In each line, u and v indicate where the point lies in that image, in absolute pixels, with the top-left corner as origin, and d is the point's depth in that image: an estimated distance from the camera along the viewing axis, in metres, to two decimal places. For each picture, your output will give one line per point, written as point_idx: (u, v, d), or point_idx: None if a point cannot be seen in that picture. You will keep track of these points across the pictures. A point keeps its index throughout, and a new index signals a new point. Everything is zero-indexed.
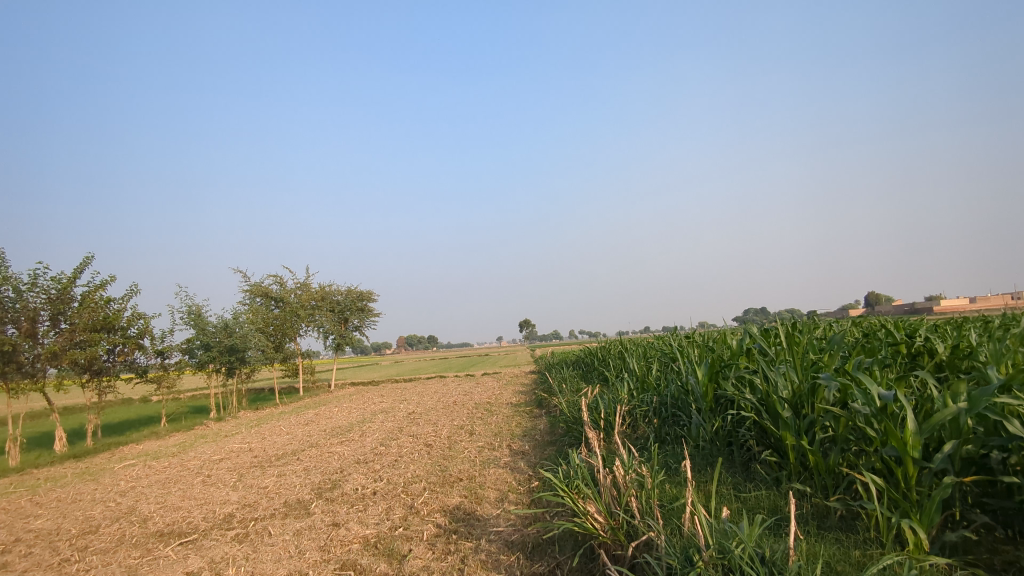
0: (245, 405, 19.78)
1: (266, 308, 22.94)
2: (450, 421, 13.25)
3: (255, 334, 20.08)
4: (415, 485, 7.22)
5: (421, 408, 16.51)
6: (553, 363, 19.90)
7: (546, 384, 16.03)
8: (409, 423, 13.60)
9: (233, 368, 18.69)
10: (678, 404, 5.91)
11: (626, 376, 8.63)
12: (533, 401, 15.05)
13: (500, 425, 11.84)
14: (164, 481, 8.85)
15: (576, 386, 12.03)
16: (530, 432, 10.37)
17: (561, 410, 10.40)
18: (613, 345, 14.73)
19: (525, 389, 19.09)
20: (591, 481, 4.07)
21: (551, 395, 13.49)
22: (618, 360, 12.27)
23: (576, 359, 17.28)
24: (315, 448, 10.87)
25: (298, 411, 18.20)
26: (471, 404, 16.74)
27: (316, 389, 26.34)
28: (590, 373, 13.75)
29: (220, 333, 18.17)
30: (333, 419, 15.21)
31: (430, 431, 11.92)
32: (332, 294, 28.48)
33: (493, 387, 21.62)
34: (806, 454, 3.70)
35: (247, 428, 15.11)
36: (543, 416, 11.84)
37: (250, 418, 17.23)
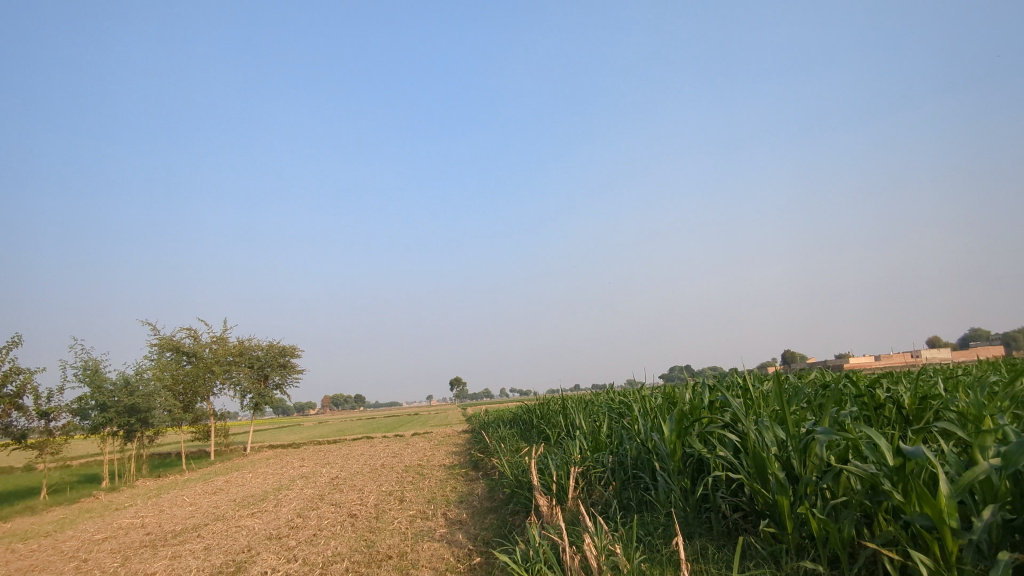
0: (145, 472, 17.77)
1: (176, 364, 21.10)
2: (378, 487, 12.11)
3: (161, 393, 18.27)
4: (336, 566, 6.20)
5: (345, 472, 15.19)
6: (488, 422, 18.99)
7: (482, 444, 15.08)
8: (332, 489, 12.35)
9: (133, 432, 16.81)
10: (639, 464, 5.30)
11: (574, 434, 7.96)
12: (468, 462, 14.08)
13: (433, 491, 10.83)
14: (27, 569, 7.39)
15: (516, 445, 11.22)
16: (467, 498, 9.45)
17: (500, 473, 9.57)
18: (553, 401, 14.05)
19: (459, 450, 18.04)
20: (555, 565, 3.36)
21: (489, 456, 12.58)
22: (561, 417, 11.59)
23: (513, 417, 16.46)
24: (221, 521, 9.54)
25: (205, 478, 16.43)
26: (400, 467, 15.54)
27: (230, 453, 24.25)
28: (530, 432, 12.98)
29: (119, 392, 16.39)
30: (245, 487, 13.70)
31: (355, 498, 10.78)
32: (252, 350, 26.71)
33: (425, 448, 20.38)
34: (810, 524, 3.17)
35: (143, 499, 13.38)
36: (480, 479, 10.92)
37: (149, 488, 15.37)
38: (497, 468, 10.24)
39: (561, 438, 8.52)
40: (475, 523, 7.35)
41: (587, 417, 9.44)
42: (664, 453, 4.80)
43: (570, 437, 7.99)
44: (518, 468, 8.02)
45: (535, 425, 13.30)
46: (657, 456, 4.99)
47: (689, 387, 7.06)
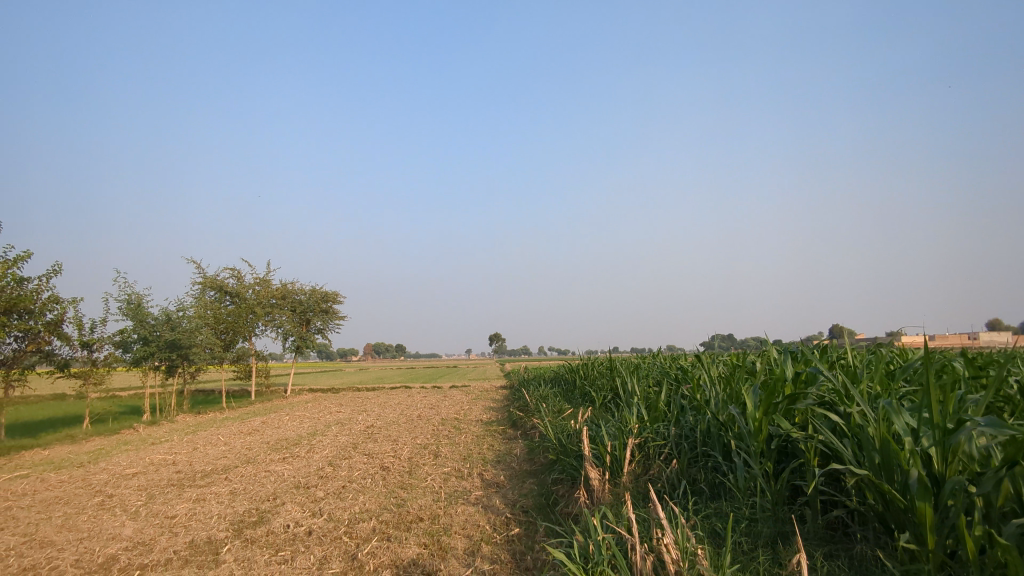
0: (186, 407, 17.94)
1: (219, 303, 21.17)
2: (412, 439, 11.72)
3: (203, 331, 18.31)
4: (363, 525, 5.69)
5: (381, 422, 14.93)
6: (528, 379, 18.46)
7: (521, 402, 14.52)
8: (366, 438, 12.03)
9: (174, 367, 16.89)
10: (708, 440, 4.54)
11: (627, 400, 7.20)
12: (506, 420, 13.57)
13: (469, 447, 10.32)
14: (51, 501, 7.15)
15: (559, 406, 10.56)
16: (506, 459, 8.87)
17: (541, 435, 8.96)
18: (599, 362, 13.30)
19: (497, 406, 17.61)
20: (622, 567, 2.68)
21: (529, 415, 11.98)
22: (610, 378, 10.83)
23: (555, 376, 15.82)
24: (250, 465, 9.25)
25: (243, 418, 16.44)
26: (437, 420, 15.17)
27: (270, 394, 24.49)
28: (574, 393, 12.31)
29: (161, 327, 16.41)
30: (279, 430, 13.51)
31: (388, 450, 10.38)
32: (295, 293, 26.72)
33: (462, 402, 20.04)
34: (966, 544, 2.38)
35: (180, 435, 13.37)
36: (520, 439, 10.35)
37: (187, 424, 15.44)
38: (538, 430, 9.61)
39: (612, 403, 7.77)
40: (514, 489, 6.75)
41: (640, 381, 8.65)
42: (744, 429, 4.02)
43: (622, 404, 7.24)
44: (563, 432, 7.34)
45: (580, 386, 12.59)
46: (734, 433, 4.22)
47: (761, 356, 6.21)
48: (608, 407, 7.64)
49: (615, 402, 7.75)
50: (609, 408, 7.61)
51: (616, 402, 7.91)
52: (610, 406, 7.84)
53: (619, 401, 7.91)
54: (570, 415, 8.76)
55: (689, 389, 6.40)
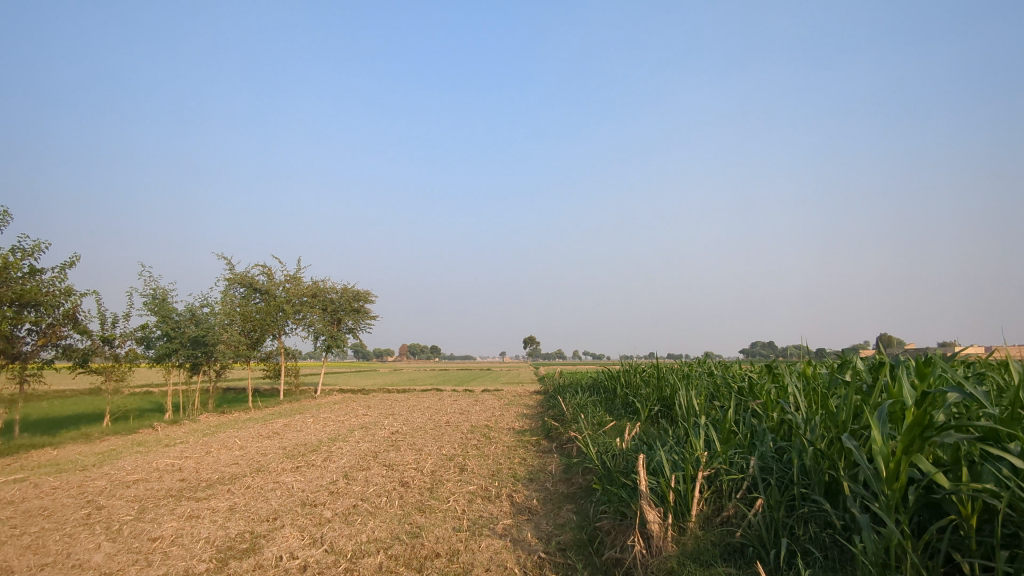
0: (211, 406, 17.43)
1: (247, 300, 20.72)
2: (438, 449, 10.81)
3: (229, 328, 17.80)
4: (367, 561, 4.76)
5: (407, 428, 14.09)
6: (563, 385, 17.44)
7: (556, 411, 13.51)
8: (388, 446, 11.17)
9: (198, 365, 16.36)
10: (803, 477, 3.47)
11: (685, 416, 6.10)
12: (540, 429, 12.58)
13: (498, 461, 9.37)
14: (34, 513, 6.43)
15: (600, 418, 9.51)
16: (540, 478, 7.85)
17: (580, 452, 7.94)
18: (643, 369, 12.20)
19: (530, 413, 16.62)
20: None
21: (566, 426, 10.96)
22: (659, 388, 9.71)
23: (593, 383, 14.77)
24: (259, 475, 8.44)
25: (266, 419, 15.79)
26: (466, 427, 14.25)
27: (299, 394, 23.96)
28: (615, 404, 11.24)
29: (185, 323, 15.87)
30: (300, 434, 12.75)
31: (411, 461, 9.49)
32: (326, 292, 26.23)
33: (493, 407, 19.11)
34: None
35: (197, 436, 12.72)
36: (555, 453, 9.34)
37: (209, 424, 14.85)
38: (577, 444, 8.57)
39: (667, 421, 6.68)
40: (548, 519, 5.73)
41: (697, 394, 7.50)
42: (866, 467, 2.94)
43: (679, 423, 6.13)
44: (609, 451, 6.28)
45: (623, 396, 11.50)
46: (845, 471, 3.14)
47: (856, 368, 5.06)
48: (663, 426, 6.55)
49: (672, 420, 6.66)
50: (664, 427, 6.50)
51: (672, 419, 6.80)
52: (665, 424, 6.74)
53: (675, 419, 6.82)
54: (615, 431, 7.69)
55: (765, 408, 5.29)
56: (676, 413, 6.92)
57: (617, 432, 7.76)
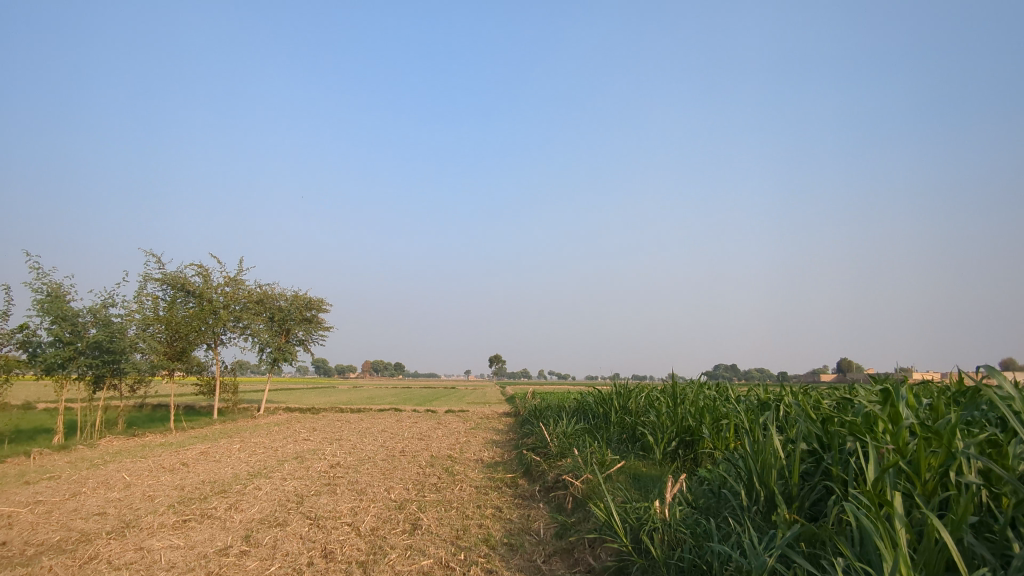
0: (120, 428, 14.54)
1: (176, 304, 17.93)
2: (384, 492, 8.38)
3: (146, 335, 15.03)
4: None
5: (351, 459, 11.56)
6: (539, 407, 15.13)
7: (535, 440, 11.16)
8: (321, 486, 8.68)
9: (103, 377, 13.53)
10: None
11: (765, 477, 3.89)
12: (514, 465, 10.23)
13: (463, 514, 7.00)
14: None
15: (601, 456, 7.19)
16: (524, 548, 5.45)
17: (586, 512, 5.62)
18: (643, 392, 9.99)
19: (501, 440, 14.24)
20: None
21: (552, 464, 8.59)
22: (686, 421, 7.41)
23: (578, 406, 12.45)
24: (122, 537, 5.90)
25: (182, 445, 13.03)
26: (423, 458, 11.81)
27: (235, 413, 21.05)
28: (613, 436, 8.93)
29: (86, 326, 13.02)
30: (213, 467, 10.10)
31: (344, 512, 7.05)
32: (273, 299, 23.53)
33: (458, 432, 16.64)
34: None
35: (80, 467, 9.95)
36: (539, 503, 7.03)
37: (106, 451, 11.99)
38: (581, 500, 6.18)
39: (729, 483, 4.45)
40: None
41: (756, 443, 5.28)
42: None
43: (758, 488, 3.90)
44: (646, 522, 3.96)
45: (625, 427, 9.18)
46: None
47: None
48: (727, 490, 4.30)
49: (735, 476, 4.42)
50: (729, 492, 4.25)
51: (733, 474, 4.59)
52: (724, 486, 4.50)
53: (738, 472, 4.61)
54: (644, 488, 5.36)
55: (918, 471, 3.20)
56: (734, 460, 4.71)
57: (649, 487, 5.43)
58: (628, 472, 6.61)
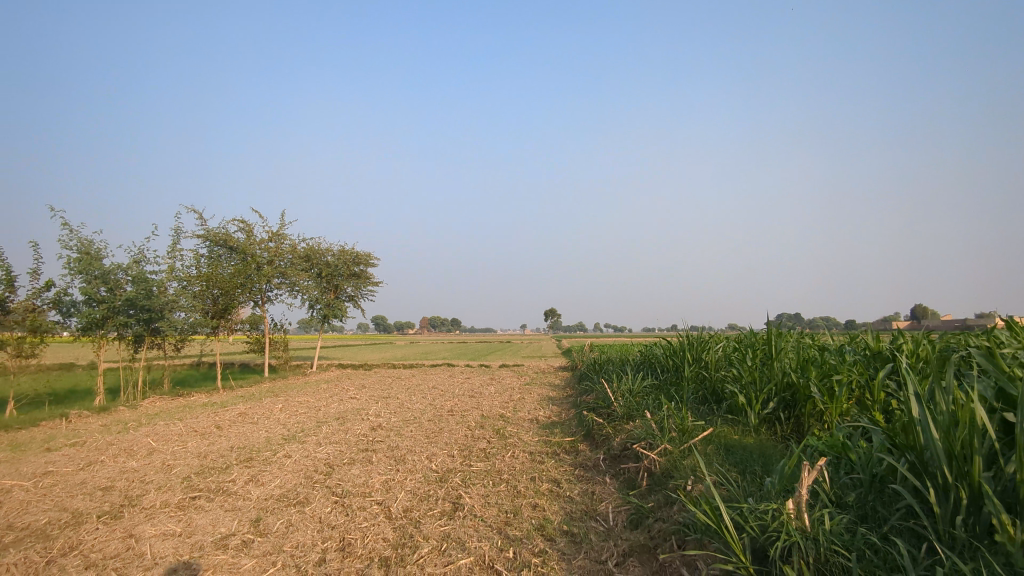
0: (166, 388, 14.13)
1: (218, 261, 17.35)
2: (425, 461, 7.36)
3: (186, 292, 14.44)
4: None
5: (396, 420, 10.69)
6: (599, 361, 13.89)
7: (596, 398, 9.94)
8: (357, 454, 7.75)
9: (143, 337, 13.01)
10: None
11: (963, 467, 2.55)
12: (573, 427, 9.07)
13: (513, 490, 5.87)
14: None
15: (680, 421, 5.94)
16: (591, 542, 4.25)
17: (673, 502, 4.42)
18: (722, 346, 8.60)
19: (559, 397, 13.13)
20: None
21: (618, 428, 7.39)
22: (790, 380, 6.10)
23: (644, 359, 11.14)
24: (117, 520, 5.03)
25: (225, 405, 12.45)
26: (474, 418, 10.81)
27: (287, 370, 20.67)
28: (690, 396, 7.64)
29: (120, 284, 12.42)
30: (248, 430, 9.35)
31: (376, 488, 6.04)
32: (320, 254, 22.87)
33: (512, 388, 15.64)
34: None
35: (110, 431, 9.36)
36: (607, 479, 5.85)
37: (146, 412, 11.47)
38: (667, 482, 4.96)
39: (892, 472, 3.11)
40: None
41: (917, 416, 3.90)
42: None
43: (953, 484, 2.57)
44: (778, 535, 2.70)
45: (704, 386, 7.83)
46: None
47: None
48: (893, 485, 2.98)
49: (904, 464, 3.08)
50: (896, 490, 2.93)
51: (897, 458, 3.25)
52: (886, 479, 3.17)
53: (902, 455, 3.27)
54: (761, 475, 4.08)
55: None
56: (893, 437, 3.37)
57: (766, 472, 4.16)
58: (719, 443, 5.38)
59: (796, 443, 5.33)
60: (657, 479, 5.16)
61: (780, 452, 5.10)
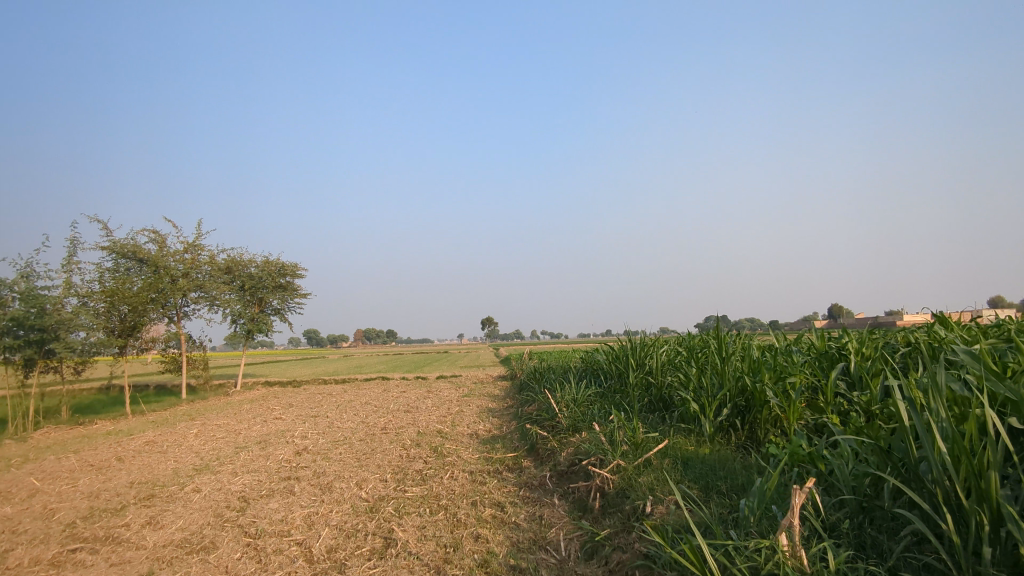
0: (64, 416, 12.72)
1: (125, 274, 15.90)
2: (353, 488, 6.66)
3: (86, 310, 13.10)
4: None
5: (323, 442, 9.86)
6: (539, 369, 13.46)
7: (539, 409, 9.47)
8: (277, 483, 6.95)
9: (34, 361, 11.63)
10: None
11: (979, 486, 2.19)
12: (514, 441, 8.54)
13: (453, 518, 5.28)
14: None
15: (632, 433, 5.54)
16: None
17: (634, 528, 3.96)
18: (667, 350, 8.31)
19: (499, 408, 12.60)
20: None
21: (564, 442, 6.93)
22: (742, 385, 5.82)
23: (586, 366, 10.76)
24: None
25: (131, 433, 11.24)
26: (409, 435, 10.13)
27: (207, 390, 19.24)
28: (637, 404, 7.27)
29: (5, 302, 11.06)
30: (153, 461, 8.34)
31: (296, 525, 5.31)
32: (242, 266, 21.57)
33: (450, 400, 15.00)
34: None
35: None
36: (555, 500, 5.35)
37: (36, 445, 10.18)
38: (624, 504, 4.50)
39: (886, 490, 2.75)
40: None
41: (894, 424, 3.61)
42: None
43: (969, 506, 2.19)
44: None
45: (652, 393, 7.48)
46: None
47: None
48: (890, 508, 2.61)
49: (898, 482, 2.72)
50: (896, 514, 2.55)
51: (887, 475, 2.91)
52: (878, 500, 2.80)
53: (892, 471, 2.92)
54: (734, 499, 3.69)
55: None
56: (879, 450, 3.03)
57: (737, 494, 3.76)
58: (676, 456, 5.00)
59: (755, 453, 5.02)
60: (611, 501, 4.70)
61: (741, 463, 4.76)
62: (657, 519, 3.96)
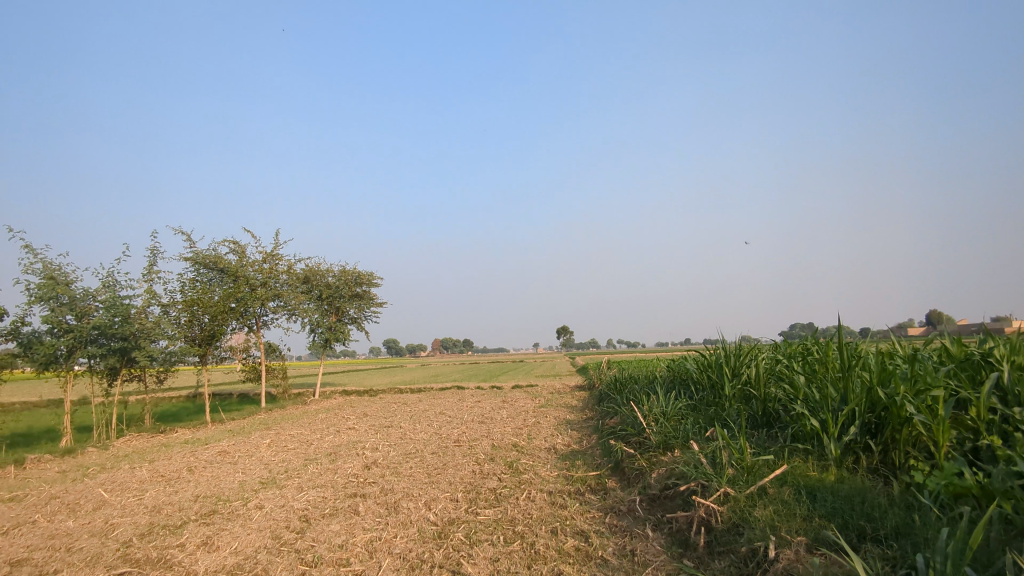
0: (147, 424, 12.93)
1: (207, 284, 16.23)
2: (421, 508, 6.07)
3: (168, 319, 13.32)
4: None
5: (393, 455, 9.39)
6: (620, 379, 12.56)
7: (623, 422, 8.63)
8: (342, 501, 6.46)
9: (118, 369, 11.85)
10: None
11: None
12: (596, 459, 7.74)
13: (531, 550, 4.57)
14: None
15: (740, 455, 4.67)
16: None
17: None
18: (769, 356, 7.28)
19: (579, 421, 11.79)
20: None
21: (654, 462, 6.10)
22: (871, 396, 4.84)
23: (673, 375, 9.81)
24: None
25: (207, 442, 11.19)
26: (483, 448, 9.51)
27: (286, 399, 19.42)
28: (736, 419, 6.36)
29: (91, 311, 11.31)
30: (221, 473, 8.09)
31: (356, 552, 4.76)
32: (320, 275, 21.81)
33: (526, 411, 14.31)
34: None
35: (63, 478, 8.14)
36: (649, 532, 4.57)
37: (116, 453, 10.24)
38: (738, 545, 3.68)
39: None
40: None
41: None
42: None
43: None
44: None
45: (754, 406, 6.54)
46: None
47: None
48: None
49: None
50: None
51: None
52: None
53: None
54: (898, 554, 2.84)
55: None
56: None
57: (902, 546, 2.89)
58: (799, 485, 4.10)
59: (897, 482, 4.07)
60: (720, 539, 3.88)
61: (885, 495, 3.83)
62: (787, 569, 3.13)
